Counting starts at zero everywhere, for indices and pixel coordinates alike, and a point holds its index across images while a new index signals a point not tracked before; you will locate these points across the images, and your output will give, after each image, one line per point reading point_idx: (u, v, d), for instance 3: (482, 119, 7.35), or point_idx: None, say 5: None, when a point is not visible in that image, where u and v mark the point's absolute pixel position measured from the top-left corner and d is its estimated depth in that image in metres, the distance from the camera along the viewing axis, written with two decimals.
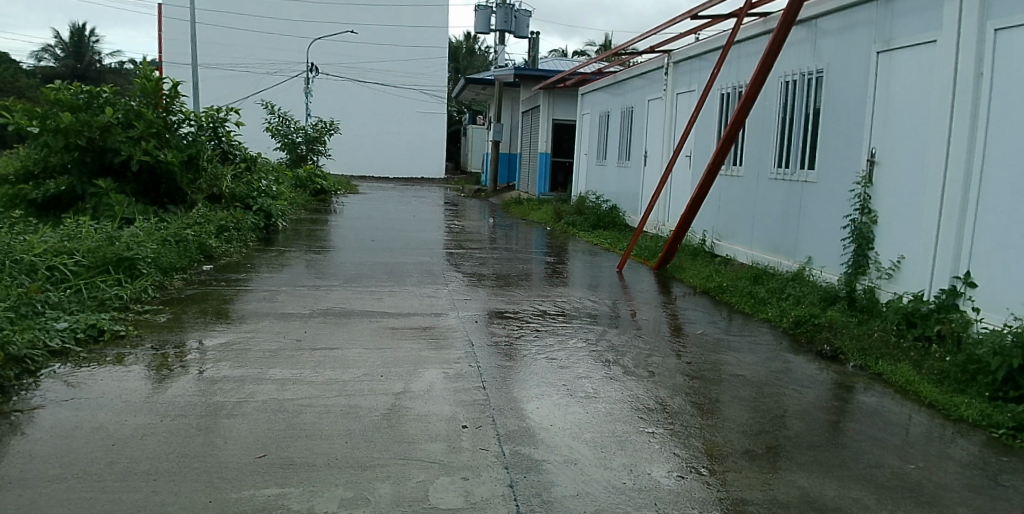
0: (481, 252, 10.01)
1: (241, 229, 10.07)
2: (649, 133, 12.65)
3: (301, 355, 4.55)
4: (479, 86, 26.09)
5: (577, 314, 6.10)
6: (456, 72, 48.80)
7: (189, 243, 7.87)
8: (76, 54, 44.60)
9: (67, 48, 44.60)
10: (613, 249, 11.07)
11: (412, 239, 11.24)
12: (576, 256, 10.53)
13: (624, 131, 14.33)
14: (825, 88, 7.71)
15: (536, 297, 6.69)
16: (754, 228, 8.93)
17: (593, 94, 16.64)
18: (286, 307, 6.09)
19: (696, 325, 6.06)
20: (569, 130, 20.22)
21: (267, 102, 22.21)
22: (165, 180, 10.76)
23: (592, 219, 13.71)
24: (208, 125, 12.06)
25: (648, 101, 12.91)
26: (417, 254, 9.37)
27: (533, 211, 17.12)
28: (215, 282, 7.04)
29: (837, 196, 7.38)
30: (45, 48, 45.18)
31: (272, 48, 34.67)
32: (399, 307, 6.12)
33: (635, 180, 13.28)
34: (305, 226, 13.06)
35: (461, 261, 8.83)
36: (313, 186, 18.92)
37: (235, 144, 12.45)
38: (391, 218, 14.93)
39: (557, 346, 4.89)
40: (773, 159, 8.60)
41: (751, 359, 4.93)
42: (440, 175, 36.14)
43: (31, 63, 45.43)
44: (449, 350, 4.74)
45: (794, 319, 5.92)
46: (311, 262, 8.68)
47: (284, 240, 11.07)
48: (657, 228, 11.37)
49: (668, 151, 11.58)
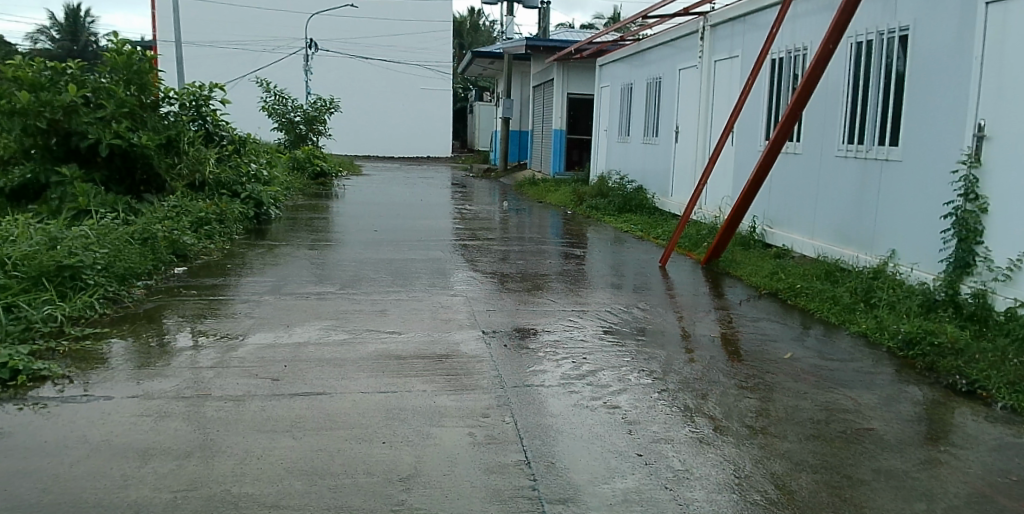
0: (499, 244, 8.82)
1: (226, 221, 8.88)
2: (681, 106, 11.40)
3: (275, 407, 3.39)
4: (487, 60, 24.76)
5: (629, 327, 4.92)
6: (461, 48, 47.41)
7: (157, 241, 6.68)
8: (73, 35, 43.42)
9: (64, 29, 43.35)
10: (646, 237, 9.90)
11: (421, 229, 10.04)
12: (606, 246, 9.32)
13: (649, 105, 13.07)
14: (913, 49, 6.42)
15: (573, 305, 5.50)
16: (819, 215, 7.73)
17: (613, 65, 15.32)
18: (269, 322, 4.93)
19: (776, 341, 4.87)
20: (586, 105, 18.92)
21: (263, 80, 20.92)
22: (140, 166, 9.57)
23: (617, 202, 12.57)
24: (191, 104, 10.80)
25: (678, 70, 11.63)
26: (426, 247, 8.17)
27: (550, 192, 15.90)
28: (184, 289, 5.88)
29: (931, 178, 6.15)
30: (41, 29, 43.91)
31: (270, 24, 33.33)
32: (408, 322, 4.95)
33: (665, 159, 12.06)
34: (302, 214, 11.88)
35: (478, 256, 7.64)
36: (311, 168, 17.70)
37: (222, 124, 11.22)
38: (396, 204, 13.72)
39: (614, 384, 3.72)
40: (843, 133, 7.38)
41: (869, 401, 3.76)
42: (446, 154, 34.94)
43: (26, 44, 44.11)
44: (476, 394, 3.56)
45: (904, 338, 4.75)
46: (305, 259, 7.51)
47: (278, 230, 9.90)
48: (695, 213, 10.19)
49: (706, 126, 10.36)
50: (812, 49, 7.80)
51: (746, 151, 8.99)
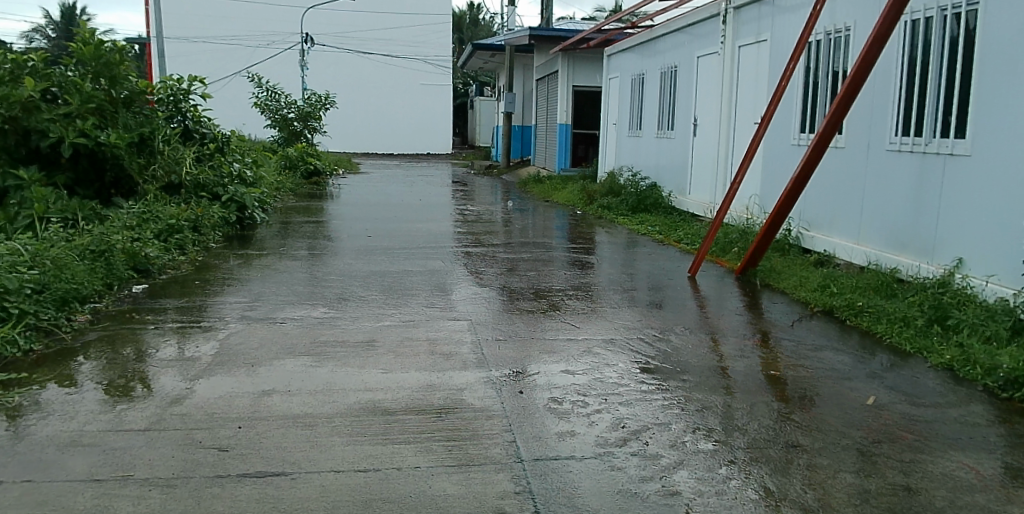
0: (504, 250, 7.97)
1: (202, 228, 8.02)
2: (700, 96, 10.55)
3: (217, 497, 2.53)
4: (488, 52, 23.86)
5: (670, 362, 4.06)
6: (461, 43, 46.53)
7: (114, 255, 5.82)
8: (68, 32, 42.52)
9: (59, 27, 42.49)
10: (667, 240, 9.06)
11: (419, 233, 9.19)
12: (622, 251, 8.45)
13: (663, 96, 12.23)
14: (983, 26, 5.51)
15: (598, 330, 4.62)
16: (867, 217, 6.87)
17: (622, 54, 14.47)
18: (232, 355, 4.07)
19: (851, 379, 4.01)
20: (593, 98, 18.01)
21: (255, 75, 20.00)
22: (109, 167, 8.71)
23: (630, 200, 11.73)
24: (168, 99, 9.90)
25: (697, 58, 10.76)
26: (424, 257, 7.29)
27: (556, 190, 15.02)
28: (138, 314, 5.02)
29: (1008, 176, 5.28)
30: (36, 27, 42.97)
31: (265, 18, 32.43)
32: (401, 356, 4.08)
33: (681, 154, 11.24)
34: (291, 218, 11.00)
35: (483, 267, 6.77)
36: (304, 167, 16.81)
37: (204, 120, 10.34)
38: (393, 205, 12.84)
39: (667, 457, 2.87)
40: (893, 125, 6.51)
41: (997, 477, 2.90)
42: (446, 151, 34.03)
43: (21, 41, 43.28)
44: (486, 473, 2.70)
45: (1008, 375, 3.89)
46: (288, 270, 6.65)
47: (262, 237, 9.00)
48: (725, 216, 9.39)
49: (729, 118, 9.56)
50: (857, 30, 6.92)
51: (781, 146, 8.17)
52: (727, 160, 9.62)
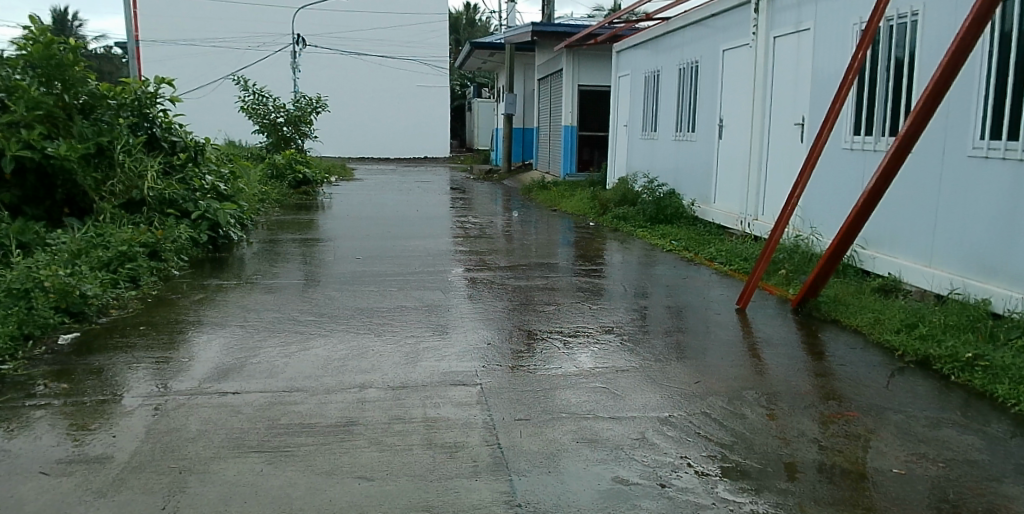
0: (515, 273, 6.89)
1: (162, 253, 6.97)
2: (729, 94, 9.59)
3: None
4: (487, 52, 22.78)
5: (754, 459, 3.01)
6: (457, 45, 45.46)
7: (35, 298, 4.78)
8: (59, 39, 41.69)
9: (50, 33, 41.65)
10: (697, 257, 8.01)
11: (415, 253, 8.12)
12: (649, 273, 7.38)
13: (682, 94, 11.18)
14: None
15: (647, 400, 3.55)
16: (944, 236, 5.82)
17: (633, 50, 13.44)
18: (159, 452, 3.02)
19: (999, 481, 2.97)
20: (600, 98, 16.94)
21: (241, 78, 18.93)
22: (60, 183, 7.65)
23: (648, 209, 10.70)
24: (133, 104, 8.74)
25: (723, 52, 9.79)
26: (422, 285, 6.23)
27: (563, 198, 13.92)
28: (55, 379, 3.95)
29: None
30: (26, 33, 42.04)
31: (255, 20, 31.36)
32: (388, 449, 3.01)
33: (705, 157, 10.26)
34: (273, 236, 9.90)
35: (490, 298, 5.71)
36: (292, 175, 15.72)
37: (174, 127, 9.25)
38: (387, 217, 11.73)
39: None
40: (978, 126, 5.46)
41: None
42: (445, 154, 32.96)
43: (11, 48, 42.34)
44: None
45: None
46: (257, 306, 5.58)
47: (235, 261, 7.92)
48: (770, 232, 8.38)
49: (762, 117, 8.71)
50: (926, 14, 6.04)
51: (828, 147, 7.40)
52: (759, 162, 8.78)
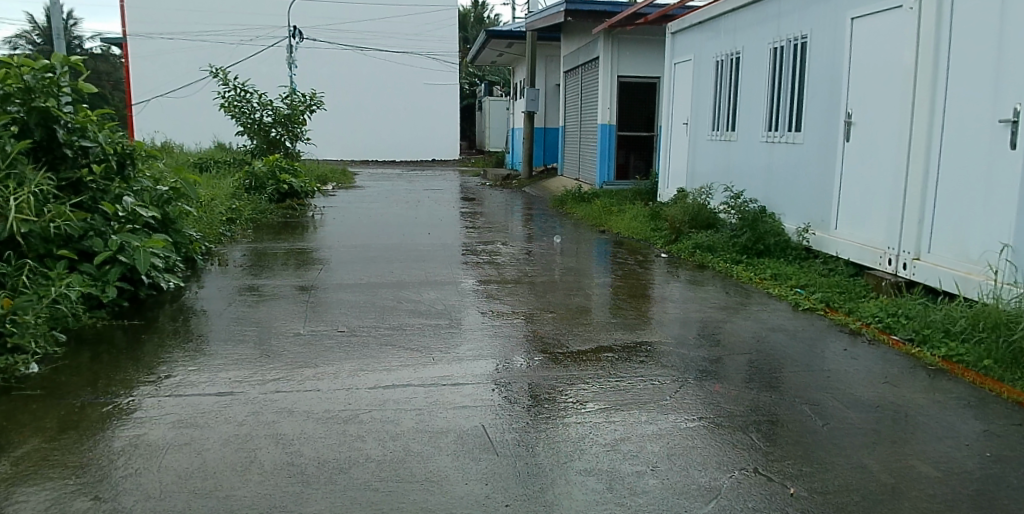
0: (595, 365, 4.16)
1: (17, 334, 4.20)
2: (864, 80, 6.87)
3: None
4: (504, 42, 19.98)
5: None
6: (465, 43, 42.99)
7: None
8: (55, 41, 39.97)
9: (45, 33, 39.88)
10: (858, 320, 5.33)
11: (428, 312, 5.41)
12: (800, 351, 4.65)
13: (778, 83, 8.43)
14: None
15: None
16: None
17: (697, 30, 10.66)
18: None
19: None
20: (643, 92, 14.14)
21: (221, 70, 16.22)
22: None
23: (740, 238, 8.03)
24: (26, 97, 5.87)
25: (852, 21, 7.05)
26: (443, 401, 3.50)
27: (609, 214, 11.20)
28: None
29: None
30: (22, 35, 40.04)
31: (248, 12, 28.74)
32: None
33: (818, 167, 7.54)
34: (230, 275, 7.17)
35: (580, 448, 2.99)
36: (276, 186, 13.03)
37: (89, 127, 6.25)
38: (388, 245, 9.03)
39: None
40: None
41: None
42: (455, 156, 30.27)
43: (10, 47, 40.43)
44: None
45: None
46: (123, 463, 2.84)
47: (157, 330, 5.17)
48: (959, 284, 5.65)
49: (929, 111, 6.01)
50: None
51: None
52: (924, 178, 6.06)
